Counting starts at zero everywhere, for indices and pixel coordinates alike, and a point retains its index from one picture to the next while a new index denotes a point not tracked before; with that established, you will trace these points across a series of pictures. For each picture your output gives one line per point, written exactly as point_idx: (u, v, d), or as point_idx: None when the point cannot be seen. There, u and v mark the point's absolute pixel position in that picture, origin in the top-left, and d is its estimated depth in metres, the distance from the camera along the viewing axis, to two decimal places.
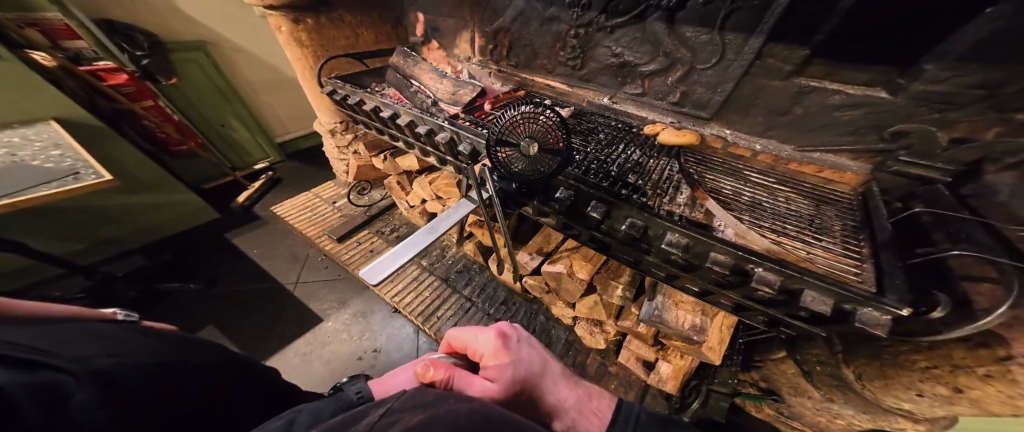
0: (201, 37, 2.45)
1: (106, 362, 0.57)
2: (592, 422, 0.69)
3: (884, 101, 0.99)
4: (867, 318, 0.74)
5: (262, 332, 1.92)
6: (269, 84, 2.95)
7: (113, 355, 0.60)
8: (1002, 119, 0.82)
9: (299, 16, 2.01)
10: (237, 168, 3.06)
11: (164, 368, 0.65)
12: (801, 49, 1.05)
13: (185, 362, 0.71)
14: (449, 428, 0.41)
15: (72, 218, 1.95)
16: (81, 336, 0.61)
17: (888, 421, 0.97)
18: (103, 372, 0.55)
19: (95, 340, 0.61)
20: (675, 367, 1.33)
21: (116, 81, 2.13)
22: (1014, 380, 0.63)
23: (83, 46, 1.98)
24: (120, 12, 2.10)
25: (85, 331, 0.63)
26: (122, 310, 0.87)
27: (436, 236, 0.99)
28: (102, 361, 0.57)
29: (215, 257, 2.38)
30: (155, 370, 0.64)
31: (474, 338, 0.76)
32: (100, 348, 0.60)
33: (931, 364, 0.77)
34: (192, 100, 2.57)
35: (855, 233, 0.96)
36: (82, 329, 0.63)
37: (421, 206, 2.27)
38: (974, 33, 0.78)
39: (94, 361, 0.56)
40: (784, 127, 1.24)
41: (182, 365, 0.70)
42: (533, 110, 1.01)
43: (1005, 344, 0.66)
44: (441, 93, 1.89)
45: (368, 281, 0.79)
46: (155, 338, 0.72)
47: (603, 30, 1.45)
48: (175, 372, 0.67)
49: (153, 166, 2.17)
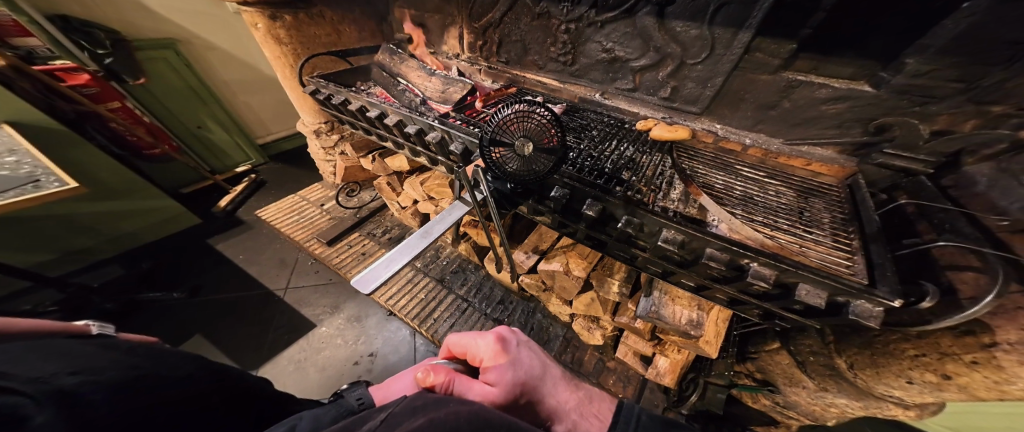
0: (169, 34, 2.31)
1: (70, 382, 0.53)
2: (592, 424, 0.67)
3: (867, 95, 1.01)
4: (861, 310, 0.76)
5: (251, 341, 1.85)
6: (245, 82, 2.81)
7: (76, 373, 0.55)
8: (978, 112, 0.87)
9: (276, 12, 1.91)
10: (215, 171, 2.93)
11: (139, 383, 0.61)
12: (789, 43, 1.04)
13: (162, 375, 0.67)
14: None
15: (43, 228, 1.83)
16: (38, 354, 0.56)
17: (880, 409, 0.98)
18: (67, 392, 0.51)
19: (55, 358, 0.57)
20: (673, 361, 1.35)
21: (75, 81, 1.93)
22: (999, 366, 0.68)
23: (36, 44, 1.86)
24: (75, 7, 1.95)
25: (41, 348, 0.57)
26: (96, 321, 0.79)
27: (430, 239, 0.96)
28: (63, 381, 0.52)
29: (196, 265, 2.27)
30: (129, 384, 0.60)
31: (473, 343, 0.73)
32: (60, 367, 0.55)
33: (919, 352, 0.81)
34: (164, 101, 2.43)
35: (844, 226, 0.99)
36: (37, 346, 0.58)
37: (412, 207, 2.22)
38: (954, 27, 0.80)
39: (54, 381, 0.51)
40: (772, 121, 1.25)
41: (159, 379, 0.65)
42: (526, 108, 0.97)
43: (990, 331, 0.71)
44: (430, 91, 1.84)
45: (360, 289, 0.76)
46: (124, 351, 0.68)
47: (593, 25, 1.43)
48: (151, 387, 0.63)
49: (126, 173, 2.07)
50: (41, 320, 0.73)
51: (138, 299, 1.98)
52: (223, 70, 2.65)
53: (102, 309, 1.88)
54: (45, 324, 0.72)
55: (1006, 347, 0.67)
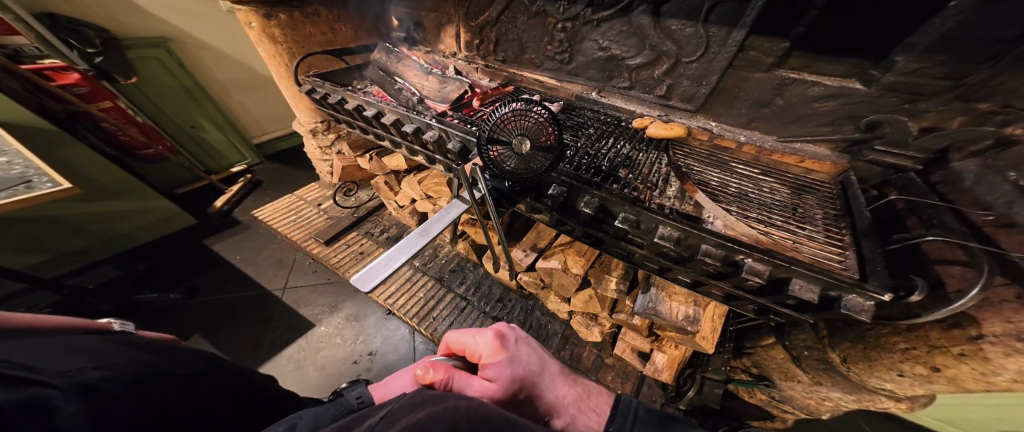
0: (160, 33, 2.28)
1: (93, 376, 0.53)
2: (591, 419, 0.67)
3: (858, 92, 1.02)
4: (853, 304, 0.78)
5: (250, 341, 1.84)
6: (239, 81, 2.79)
7: (98, 368, 0.56)
8: (964, 109, 0.89)
9: (270, 10, 1.90)
10: (211, 171, 2.90)
11: (155, 380, 0.62)
12: (781, 42, 1.05)
13: (176, 372, 0.67)
14: (445, 430, 0.40)
15: (39, 229, 1.82)
16: (60, 349, 0.57)
17: (872, 401, 1.01)
18: (92, 386, 0.52)
19: (77, 353, 0.57)
20: (670, 357, 1.37)
21: (66, 81, 1.89)
22: (985, 358, 0.70)
23: (23, 43, 1.84)
24: (61, 5, 1.92)
25: (63, 343, 0.58)
26: (118, 320, 0.83)
27: (429, 238, 0.95)
28: (87, 375, 0.53)
29: (192, 265, 2.25)
30: (146, 380, 0.60)
31: (472, 340, 0.73)
32: (83, 361, 0.56)
33: (909, 345, 0.83)
34: (157, 101, 2.41)
35: (836, 221, 1.01)
36: (58, 341, 0.59)
37: (411, 206, 2.21)
38: (941, 26, 0.82)
39: (79, 375, 0.52)
40: (766, 119, 1.27)
41: (172, 377, 0.65)
42: (523, 107, 0.98)
43: (977, 324, 0.73)
44: (427, 90, 1.85)
45: (359, 288, 0.76)
46: (140, 348, 0.68)
47: (590, 23, 1.44)
48: (166, 384, 0.63)
49: (121, 174, 2.06)
50: (66, 317, 0.75)
51: (133, 300, 1.95)
52: (216, 68, 2.62)
53: (99, 310, 1.86)
54: (70, 320, 0.74)
55: (992, 340, 0.70)
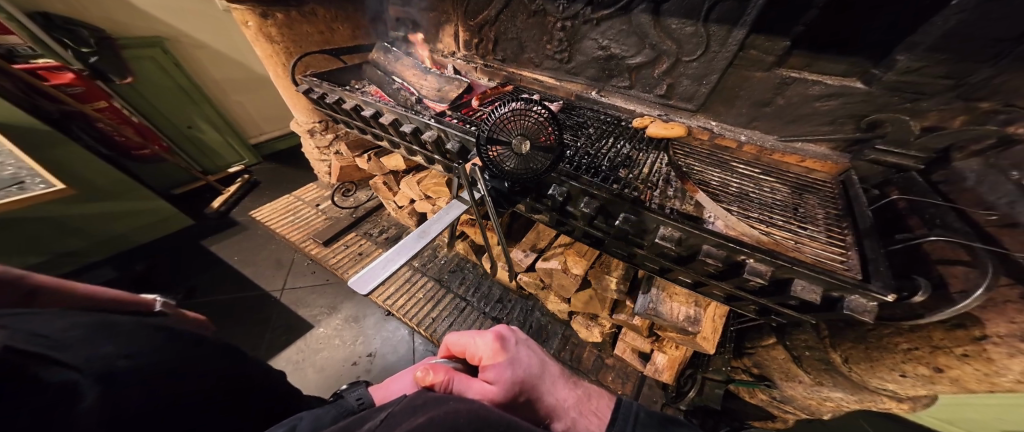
0: (156, 33, 2.26)
1: (122, 364, 0.54)
2: (592, 422, 0.67)
3: (859, 91, 1.02)
4: (855, 305, 0.77)
5: (249, 342, 1.83)
6: (235, 80, 2.76)
7: (128, 356, 0.56)
8: (965, 108, 0.89)
9: (266, 10, 1.88)
10: (209, 171, 2.88)
11: (172, 373, 0.61)
12: (782, 40, 1.04)
13: (198, 366, 0.67)
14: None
15: (35, 229, 1.81)
16: None
17: (874, 401, 1.01)
18: (114, 375, 0.52)
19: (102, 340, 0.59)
20: (670, 357, 1.37)
21: (60, 81, 1.88)
22: (989, 359, 0.70)
23: (17, 43, 1.81)
24: (58, 5, 1.91)
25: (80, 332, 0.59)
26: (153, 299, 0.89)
27: (428, 238, 0.94)
28: (117, 361, 0.54)
29: (190, 265, 2.24)
30: (164, 372, 0.60)
31: (472, 341, 0.72)
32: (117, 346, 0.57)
33: (911, 346, 0.83)
34: (154, 101, 2.39)
35: (838, 221, 1.01)
36: None
37: (409, 206, 2.21)
38: (942, 25, 0.81)
39: (109, 360, 0.54)
40: (767, 118, 1.26)
41: (194, 369, 0.66)
42: (523, 106, 0.96)
43: (980, 324, 0.72)
44: (425, 90, 1.83)
45: (356, 290, 0.75)
46: None
47: (590, 22, 1.43)
48: (183, 377, 0.63)
49: (116, 174, 2.04)
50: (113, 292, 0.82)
51: None
52: (212, 68, 2.60)
53: None
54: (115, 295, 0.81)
55: (995, 340, 0.69)
